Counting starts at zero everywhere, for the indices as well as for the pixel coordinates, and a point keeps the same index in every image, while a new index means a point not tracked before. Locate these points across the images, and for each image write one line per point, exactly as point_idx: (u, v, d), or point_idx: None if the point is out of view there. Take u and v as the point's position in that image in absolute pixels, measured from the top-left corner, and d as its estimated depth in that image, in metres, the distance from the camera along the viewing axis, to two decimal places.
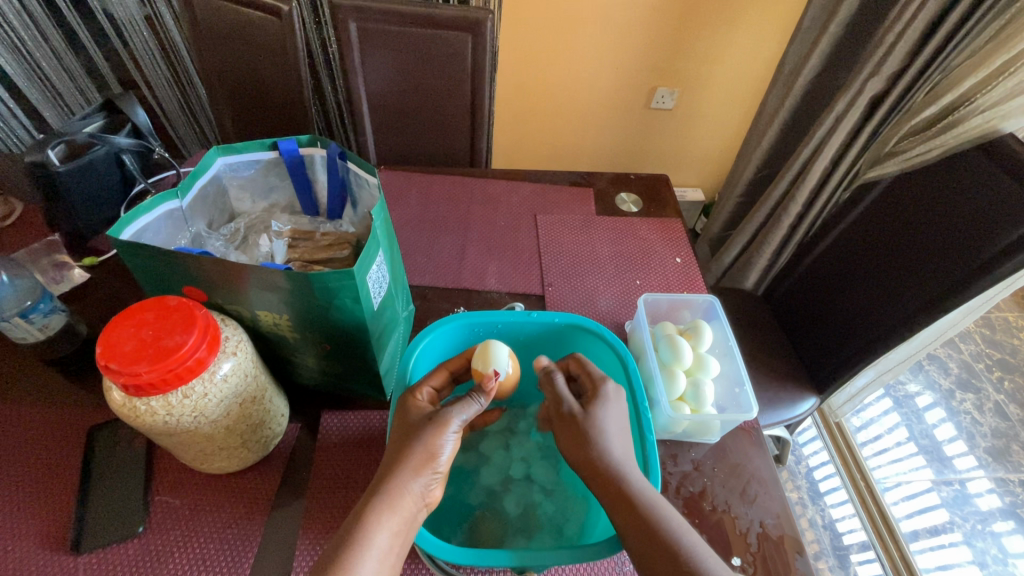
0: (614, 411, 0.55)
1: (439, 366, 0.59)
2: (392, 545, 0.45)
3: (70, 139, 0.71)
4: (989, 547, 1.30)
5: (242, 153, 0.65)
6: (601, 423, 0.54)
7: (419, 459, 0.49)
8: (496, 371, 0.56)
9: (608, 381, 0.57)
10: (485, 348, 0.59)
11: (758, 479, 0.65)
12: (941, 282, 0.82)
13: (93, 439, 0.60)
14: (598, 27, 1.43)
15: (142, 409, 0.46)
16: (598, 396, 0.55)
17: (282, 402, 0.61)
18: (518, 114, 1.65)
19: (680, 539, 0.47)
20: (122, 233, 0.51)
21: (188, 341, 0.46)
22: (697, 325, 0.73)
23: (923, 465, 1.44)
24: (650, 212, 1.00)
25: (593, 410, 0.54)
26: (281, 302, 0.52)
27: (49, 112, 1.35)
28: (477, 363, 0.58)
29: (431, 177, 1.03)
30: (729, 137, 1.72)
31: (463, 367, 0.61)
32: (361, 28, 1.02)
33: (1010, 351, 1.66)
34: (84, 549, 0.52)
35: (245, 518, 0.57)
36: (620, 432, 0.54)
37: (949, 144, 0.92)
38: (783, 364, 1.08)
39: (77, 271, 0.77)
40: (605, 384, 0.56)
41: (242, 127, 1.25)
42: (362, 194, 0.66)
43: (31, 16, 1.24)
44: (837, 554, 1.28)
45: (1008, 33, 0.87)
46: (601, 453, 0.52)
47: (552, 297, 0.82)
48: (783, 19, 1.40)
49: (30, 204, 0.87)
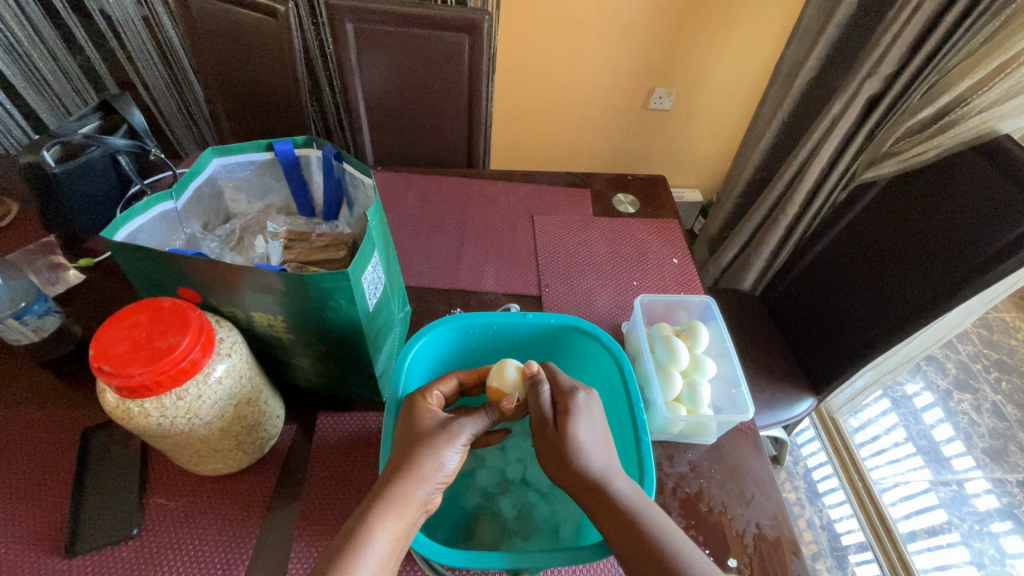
0: (588, 420, 0.55)
1: (450, 372, 0.59)
2: (392, 549, 0.44)
3: (65, 140, 0.70)
4: (986, 547, 1.30)
5: (238, 154, 0.65)
6: (580, 436, 0.53)
7: (427, 466, 0.49)
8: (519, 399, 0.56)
9: (577, 392, 0.56)
10: (501, 367, 0.58)
11: (755, 480, 0.65)
12: (938, 283, 0.82)
13: (87, 440, 0.60)
14: (596, 28, 1.43)
15: (136, 411, 0.46)
16: (569, 408, 0.55)
17: (278, 404, 0.61)
18: (516, 116, 1.65)
19: (667, 543, 0.47)
20: (116, 233, 0.51)
21: (182, 343, 0.45)
22: (693, 326, 0.73)
23: (921, 465, 1.44)
24: (647, 212, 1.00)
25: (566, 423, 0.54)
26: (275, 304, 0.52)
27: (47, 115, 1.31)
28: (493, 380, 0.58)
29: (428, 178, 1.03)
30: (727, 139, 1.72)
31: (477, 380, 0.61)
32: (358, 29, 1.02)
33: (1008, 352, 1.66)
34: (78, 550, 0.52)
35: (240, 519, 0.57)
36: (598, 441, 0.54)
37: (945, 144, 0.91)
38: (781, 364, 1.08)
39: (73, 272, 0.77)
40: (575, 395, 0.56)
41: (240, 129, 1.25)
42: (357, 195, 0.65)
43: (27, 16, 1.22)
44: (836, 554, 1.28)
45: (1006, 33, 0.87)
46: (581, 466, 0.51)
47: (549, 298, 0.82)
48: (780, 20, 1.40)
49: (26, 204, 0.86)
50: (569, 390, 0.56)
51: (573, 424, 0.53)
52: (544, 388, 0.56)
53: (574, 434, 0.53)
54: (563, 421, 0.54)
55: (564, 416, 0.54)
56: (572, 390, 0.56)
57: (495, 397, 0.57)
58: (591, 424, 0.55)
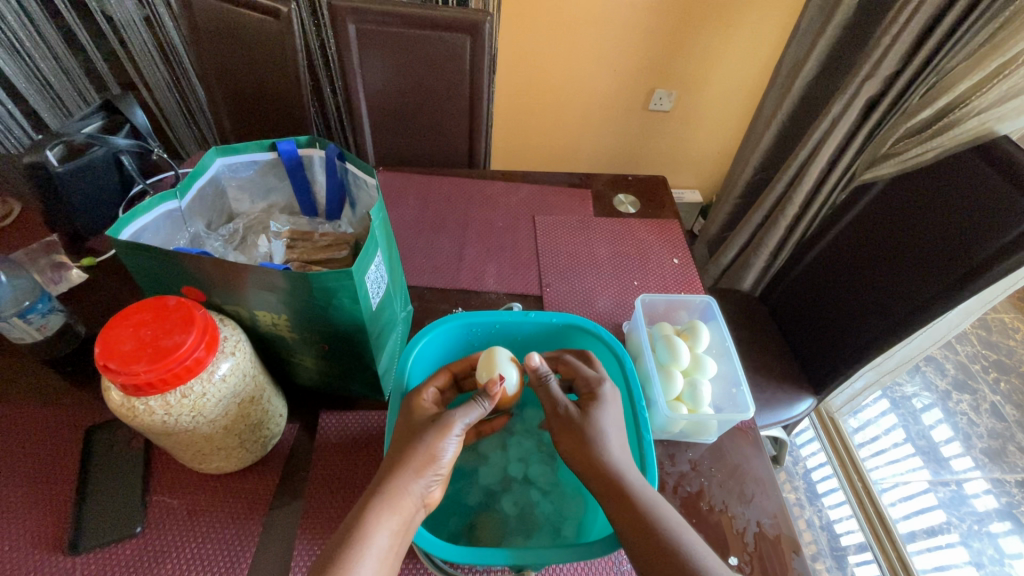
0: (612, 412, 0.55)
1: (442, 368, 0.60)
2: (392, 544, 0.45)
3: (68, 139, 0.71)
4: (985, 547, 1.30)
5: (241, 154, 0.65)
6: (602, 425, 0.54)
7: (420, 460, 0.49)
8: (501, 376, 0.56)
9: (604, 381, 0.57)
10: (490, 355, 0.59)
11: (755, 479, 0.65)
12: (937, 282, 0.82)
13: (91, 439, 0.60)
14: (596, 28, 1.43)
15: (140, 409, 0.46)
16: (596, 396, 0.56)
17: (281, 402, 0.61)
18: (517, 117, 1.65)
19: (677, 537, 0.47)
20: (121, 233, 0.51)
21: (186, 341, 0.46)
22: (694, 326, 0.73)
23: (920, 466, 1.45)
24: (648, 213, 1.00)
25: (591, 411, 0.55)
26: (279, 302, 0.52)
27: (48, 115, 1.35)
28: (482, 371, 0.58)
29: (429, 178, 1.03)
30: (726, 140, 1.73)
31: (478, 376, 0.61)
32: (360, 29, 1.02)
33: (1006, 352, 1.67)
34: (82, 549, 0.52)
35: (243, 518, 0.57)
36: (619, 433, 0.54)
37: (945, 145, 0.92)
38: (781, 364, 1.08)
39: (76, 271, 0.77)
40: (603, 385, 0.57)
41: (242, 129, 1.26)
42: (360, 195, 0.66)
43: (30, 17, 1.24)
44: (835, 554, 1.29)
45: (1004, 34, 0.87)
46: (599, 454, 0.52)
47: (550, 297, 0.83)
48: (780, 21, 1.40)
49: (29, 204, 0.87)
50: (596, 378, 0.57)
51: (598, 412, 0.54)
52: (550, 380, 0.58)
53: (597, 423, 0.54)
54: (589, 405, 0.55)
55: (589, 401, 0.56)
56: (598, 377, 0.57)
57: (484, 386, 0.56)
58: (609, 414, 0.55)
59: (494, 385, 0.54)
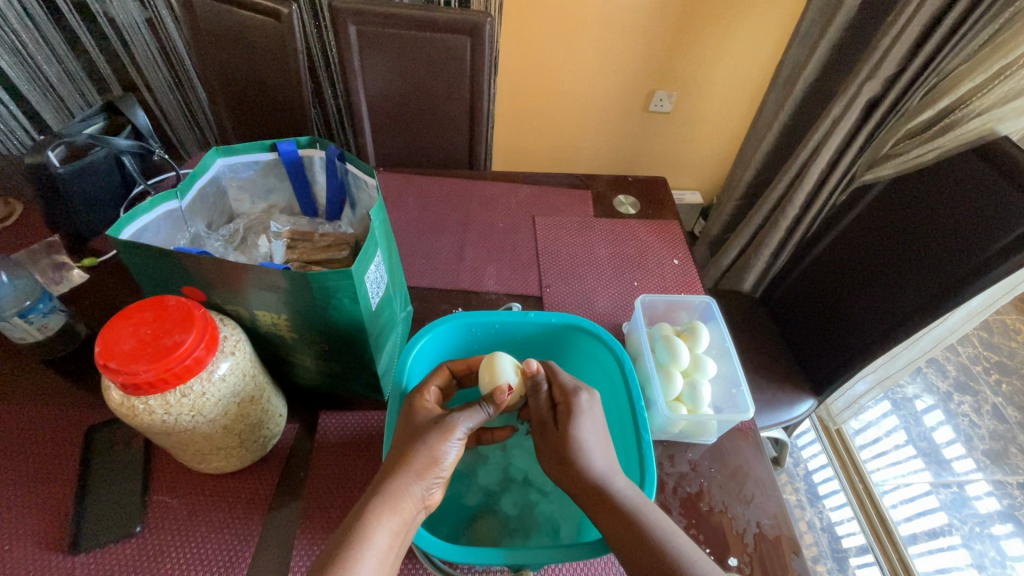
0: (590, 421, 0.55)
1: (442, 365, 0.60)
2: (391, 545, 0.45)
3: (70, 140, 0.71)
4: (987, 550, 1.30)
5: (242, 154, 0.66)
6: (584, 435, 0.54)
7: (422, 462, 0.49)
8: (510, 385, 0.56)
9: (581, 393, 0.56)
10: (491, 359, 0.58)
11: (756, 480, 0.65)
12: (939, 284, 0.82)
13: (91, 438, 0.61)
14: (596, 28, 1.43)
15: (140, 408, 0.46)
16: (573, 408, 0.55)
17: (281, 402, 0.61)
18: (518, 118, 1.65)
19: (667, 543, 0.47)
20: (121, 233, 0.51)
21: (186, 340, 0.46)
22: (694, 326, 0.73)
23: (921, 468, 1.44)
24: (648, 214, 1.00)
25: (568, 423, 0.54)
26: (278, 302, 0.52)
27: (49, 115, 1.35)
28: (486, 374, 0.57)
29: (429, 179, 1.03)
30: (727, 140, 1.73)
31: (468, 370, 0.62)
32: (360, 31, 1.02)
33: (1008, 354, 1.66)
34: (82, 548, 0.53)
35: (243, 517, 0.57)
36: (599, 442, 0.54)
37: (948, 145, 0.92)
38: (781, 365, 1.08)
39: (77, 271, 0.78)
40: (578, 396, 0.56)
41: (242, 130, 1.26)
42: (360, 196, 0.66)
43: (32, 20, 1.25)
44: (836, 556, 1.28)
45: (1006, 37, 0.88)
46: (584, 466, 0.52)
47: (550, 298, 0.83)
48: (780, 23, 1.40)
49: (30, 204, 0.87)
50: (571, 391, 0.56)
51: (575, 425, 0.54)
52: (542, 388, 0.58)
53: (576, 433, 0.54)
54: (566, 421, 0.55)
55: (567, 415, 0.55)
56: (574, 390, 0.57)
57: (490, 391, 0.56)
58: (593, 427, 0.55)
59: (501, 392, 0.54)
